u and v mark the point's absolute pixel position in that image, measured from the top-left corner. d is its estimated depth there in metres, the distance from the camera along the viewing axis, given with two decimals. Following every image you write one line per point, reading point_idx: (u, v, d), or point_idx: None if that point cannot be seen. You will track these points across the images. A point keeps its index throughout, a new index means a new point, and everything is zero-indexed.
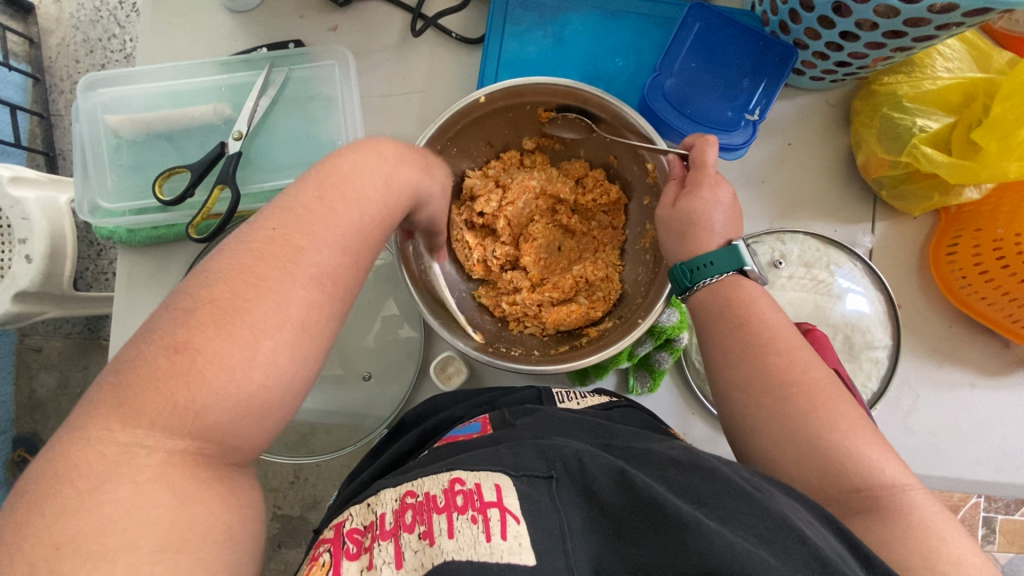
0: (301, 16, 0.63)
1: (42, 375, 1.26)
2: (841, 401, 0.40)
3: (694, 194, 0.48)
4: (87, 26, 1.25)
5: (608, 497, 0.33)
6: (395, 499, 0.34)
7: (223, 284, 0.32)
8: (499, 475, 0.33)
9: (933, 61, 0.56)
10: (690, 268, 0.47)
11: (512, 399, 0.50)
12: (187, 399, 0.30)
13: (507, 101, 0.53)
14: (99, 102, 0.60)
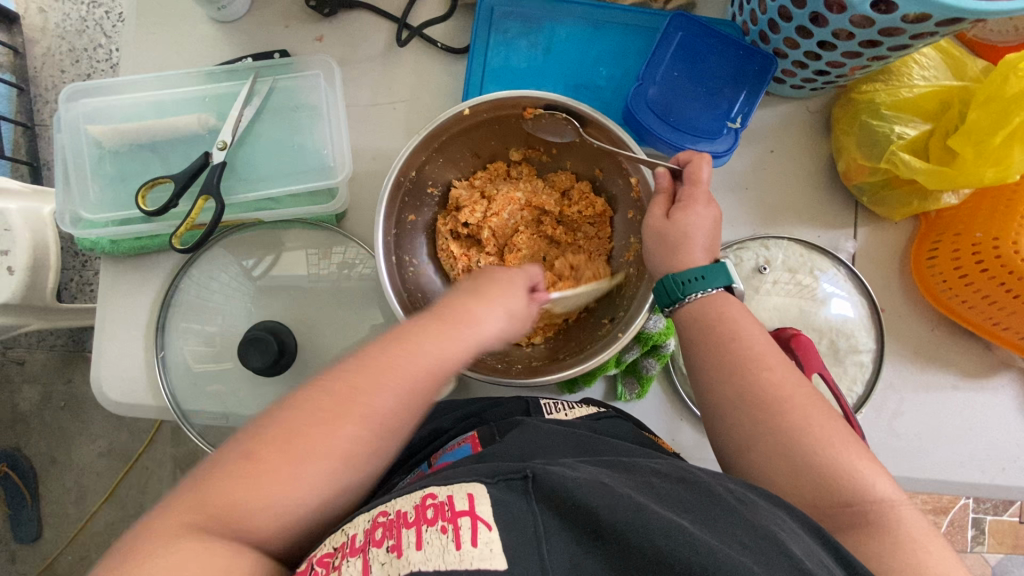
0: (287, 26, 0.63)
1: (25, 389, 1.24)
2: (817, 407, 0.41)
3: (688, 207, 0.48)
4: (73, 36, 1.24)
5: (586, 499, 0.31)
6: (367, 519, 0.32)
7: (288, 415, 0.36)
8: (473, 484, 0.32)
9: (911, 70, 0.57)
10: (682, 281, 0.46)
11: (498, 412, 0.50)
12: (245, 502, 0.33)
13: (493, 113, 0.53)
14: (82, 113, 0.59)
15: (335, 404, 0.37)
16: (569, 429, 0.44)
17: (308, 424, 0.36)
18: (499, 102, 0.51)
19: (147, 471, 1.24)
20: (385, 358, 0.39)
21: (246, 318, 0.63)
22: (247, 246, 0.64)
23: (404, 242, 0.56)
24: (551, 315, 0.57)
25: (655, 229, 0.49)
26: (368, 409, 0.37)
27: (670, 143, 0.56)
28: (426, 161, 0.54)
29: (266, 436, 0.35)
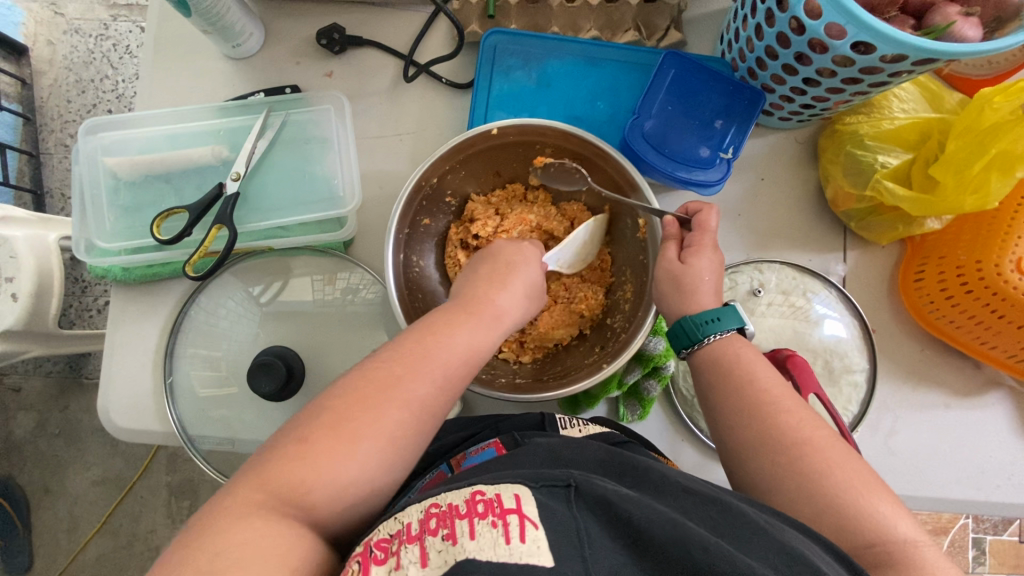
0: (298, 62, 0.66)
1: (20, 416, 1.23)
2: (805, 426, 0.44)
3: (699, 252, 0.51)
4: (80, 67, 1.28)
5: (627, 510, 0.34)
6: (421, 509, 0.34)
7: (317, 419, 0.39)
8: (518, 486, 0.34)
9: (890, 103, 0.61)
10: (698, 324, 0.48)
11: (514, 422, 0.52)
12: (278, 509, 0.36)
13: (521, 136, 0.56)
14: (100, 145, 0.61)
15: (380, 384, 0.40)
16: (586, 440, 0.46)
17: (352, 405, 0.39)
18: (528, 126, 0.54)
19: (141, 499, 1.23)
20: (421, 346, 0.43)
21: (252, 344, 0.64)
22: (255, 272, 0.65)
23: (414, 244, 0.58)
24: (544, 336, 0.60)
25: (670, 272, 0.51)
26: (414, 388, 0.40)
27: (667, 172, 0.59)
28: (450, 170, 0.56)
29: (314, 421, 0.38)
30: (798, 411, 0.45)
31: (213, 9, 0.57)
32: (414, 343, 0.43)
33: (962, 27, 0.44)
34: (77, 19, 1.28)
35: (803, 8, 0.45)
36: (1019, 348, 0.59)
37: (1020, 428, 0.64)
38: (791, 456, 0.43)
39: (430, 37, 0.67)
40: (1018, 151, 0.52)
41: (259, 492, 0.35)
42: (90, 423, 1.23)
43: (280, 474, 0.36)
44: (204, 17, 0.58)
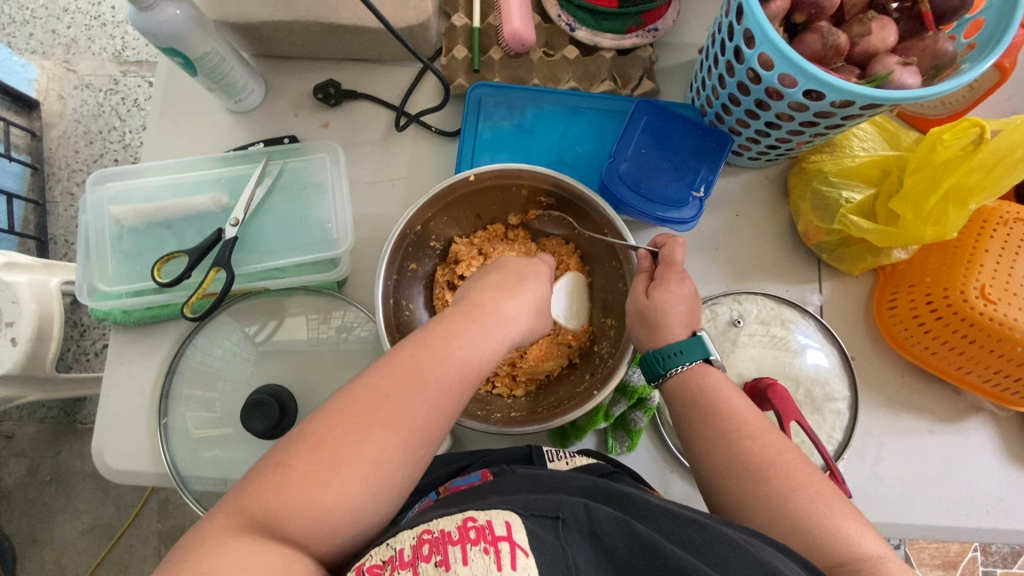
0: (296, 114, 0.71)
1: (10, 463, 1.22)
2: (780, 454, 0.45)
3: (664, 286, 0.53)
4: (89, 120, 1.34)
5: (613, 542, 0.35)
6: (413, 536, 0.36)
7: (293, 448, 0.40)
8: (508, 514, 0.35)
9: (851, 143, 0.64)
10: (661, 357, 0.51)
11: (500, 455, 0.54)
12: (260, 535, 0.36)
13: (497, 181, 0.59)
14: (106, 194, 0.65)
15: (372, 405, 0.41)
16: (573, 473, 0.48)
17: (343, 428, 0.40)
18: (503, 171, 0.58)
19: (130, 548, 1.22)
20: (416, 360, 0.43)
21: (247, 385, 0.66)
22: (251, 313, 0.67)
23: (403, 287, 0.61)
24: (535, 368, 0.63)
25: (637, 306, 0.54)
26: (408, 408, 0.41)
27: (643, 211, 0.62)
28: (433, 216, 0.60)
29: (297, 448, 0.39)
30: (776, 437, 0.46)
31: (218, 70, 0.62)
32: (405, 360, 0.43)
33: (902, 75, 0.48)
34: (88, 75, 1.36)
35: (758, 61, 0.49)
36: (992, 373, 0.61)
37: (1005, 453, 0.64)
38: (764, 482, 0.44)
39: (420, 90, 0.71)
40: (971, 184, 0.55)
41: (234, 516, 0.37)
42: (83, 469, 1.23)
43: (249, 509, 0.37)
44: (208, 76, 0.62)
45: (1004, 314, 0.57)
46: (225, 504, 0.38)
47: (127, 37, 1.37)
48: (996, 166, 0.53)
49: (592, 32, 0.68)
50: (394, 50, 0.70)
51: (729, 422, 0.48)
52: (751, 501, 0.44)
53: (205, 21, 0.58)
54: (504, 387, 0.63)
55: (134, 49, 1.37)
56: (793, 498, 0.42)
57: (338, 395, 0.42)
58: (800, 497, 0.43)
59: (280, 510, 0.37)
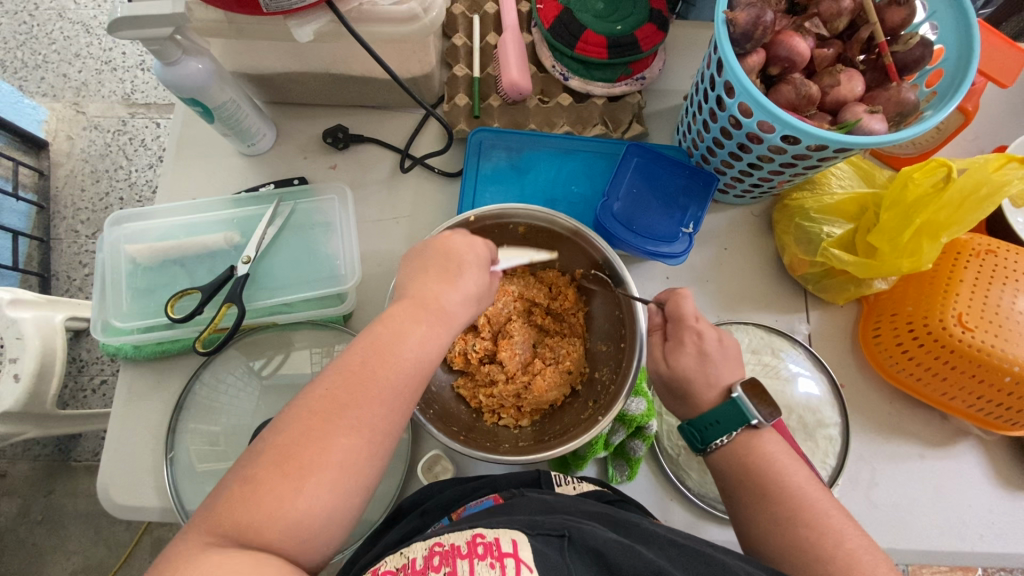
0: (305, 157, 0.75)
1: (4, 502, 1.26)
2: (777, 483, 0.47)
3: (678, 349, 0.55)
4: (97, 159, 1.39)
5: (618, 561, 0.37)
6: (425, 547, 0.39)
7: (286, 440, 0.42)
8: (515, 532, 0.39)
9: (829, 181, 0.69)
10: (699, 430, 0.52)
11: (509, 479, 0.56)
12: (251, 522, 0.39)
13: (497, 221, 0.63)
14: (122, 234, 0.67)
15: (335, 407, 0.43)
16: (580, 499, 0.50)
17: (305, 435, 0.42)
18: (501, 212, 0.62)
19: None
20: (363, 366, 0.45)
21: (252, 419, 0.67)
22: (257, 347, 0.70)
23: None
24: (539, 399, 0.64)
25: (660, 374, 0.56)
26: (372, 403, 0.44)
27: (637, 246, 0.65)
28: None
29: (284, 444, 0.42)
30: (782, 463, 0.49)
31: (233, 117, 0.66)
32: (362, 359, 0.45)
33: (870, 122, 0.52)
34: (96, 117, 1.41)
35: (738, 109, 0.54)
36: (976, 399, 0.63)
37: (993, 476, 0.66)
38: (790, 522, 0.46)
39: (424, 133, 0.75)
40: (941, 220, 0.59)
41: (214, 530, 0.39)
42: (75, 507, 1.27)
43: (237, 511, 0.40)
44: (224, 123, 0.66)
45: (983, 340, 0.60)
46: (199, 526, 0.40)
47: (136, 81, 1.43)
48: (963, 202, 0.57)
49: (583, 81, 0.73)
50: (398, 97, 0.74)
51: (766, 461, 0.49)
52: (772, 529, 0.47)
53: (223, 73, 0.62)
54: (510, 418, 0.66)
55: (143, 92, 1.43)
56: (799, 525, 0.46)
57: (288, 409, 0.44)
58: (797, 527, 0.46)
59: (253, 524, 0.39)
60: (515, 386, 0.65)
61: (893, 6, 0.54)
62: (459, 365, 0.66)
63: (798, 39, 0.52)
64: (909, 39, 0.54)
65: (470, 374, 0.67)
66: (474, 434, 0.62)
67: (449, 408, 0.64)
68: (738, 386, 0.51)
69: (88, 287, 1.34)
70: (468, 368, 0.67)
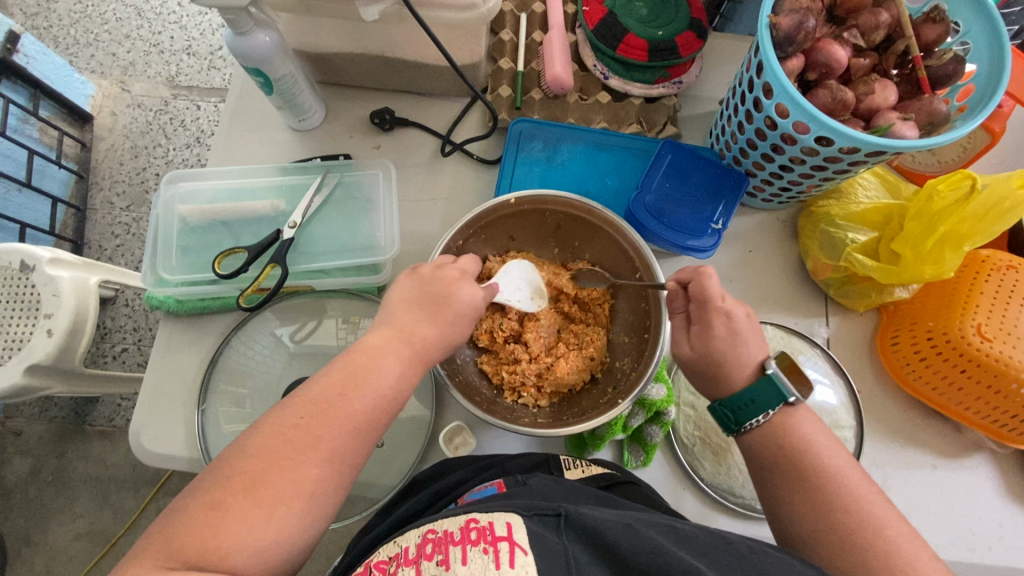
0: (351, 136, 0.78)
1: (15, 461, 1.29)
2: (823, 472, 0.49)
3: (708, 325, 0.56)
4: (137, 135, 1.44)
5: (616, 539, 0.39)
6: (418, 535, 0.41)
7: (252, 462, 0.43)
8: (510, 515, 0.40)
9: (856, 192, 0.70)
10: (736, 410, 0.54)
11: (520, 462, 0.57)
12: (212, 545, 0.39)
13: (533, 206, 0.66)
14: (177, 193, 0.71)
15: (301, 442, 0.44)
16: (586, 488, 0.52)
17: (274, 462, 0.43)
18: (538, 197, 0.65)
19: (122, 557, 1.26)
20: (341, 397, 0.47)
21: (281, 381, 0.70)
22: (293, 313, 0.72)
23: None
24: (560, 381, 0.66)
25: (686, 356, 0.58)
26: (334, 441, 0.45)
27: (666, 239, 0.67)
28: (471, 236, 0.65)
29: (229, 484, 0.42)
30: (826, 452, 0.50)
31: (291, 91, 0.69)
32: (337, 386, 0.47)
33: (902, 128, 0.54)
34: (141, 95, 1.46)
35: (775, 110, 0.56)
36: (990, 409, 0.64)
37: (1005, 491, 0.67)
38: (828, 503, 0.47)
39: (465, 121, 0.79)
40: (963, 231, 0.61)
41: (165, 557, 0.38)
42: (85, 471, 1.29)
43: (186, 540, 0.39)
44: (281, 95, 0.70)
45: (1000, 351, 0.61)
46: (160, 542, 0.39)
47: (181, 64, 1.49)
48: (986, 214, 0.59)
49: (623, 81, 0.76)
50: (445, 85, 0.78)
51: (801, 444, 0.51)
52: (807, 513, 0.48)
53: (287, 48, 0.66)
54: (530, 397, 0.66)
55: (186, 76, 1.49)
56: (842, 512, 0.47)
57: (256, 429, 0.45)
58: (850, 517, 0.46)
59: (219, 547, 0.39)
60: (537, 367, 0.66)
61: (928, 24, 0.57)
62: (484, 343, 0.68)
63: (837, 47, 0.55)
64: (943, 55, 0.57)
65: (494, 352, 0.69)
66: (496, 408, 0.63)
67: (472, 381, 0.65)
68: (773, 363, 0.54)
69: (118, 257, 1.38)
70: (492, 347, 0.68)
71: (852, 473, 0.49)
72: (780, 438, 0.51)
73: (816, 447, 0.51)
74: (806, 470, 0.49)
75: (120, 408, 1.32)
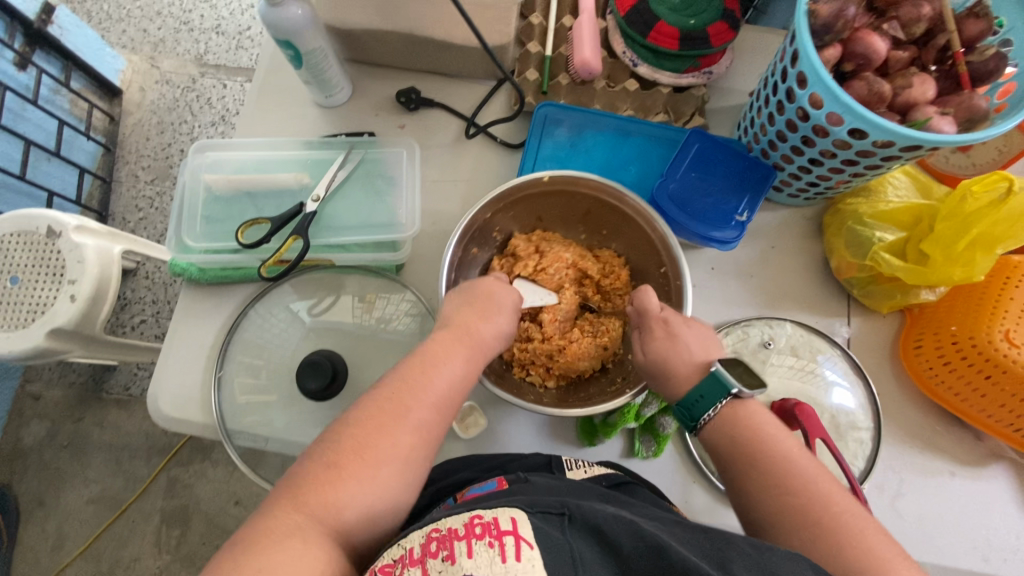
0: (376, 114, 0.78)
1: (33, 424, 1.32)
2: (785, 456, 0.48)
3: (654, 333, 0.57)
4: (164, 111, 1.46)
5: (618, 537, 0.39)
6: (422, 534, 0.40)
7: (354, 434, 0.47)
8: (514, 511, 0.39)
9: (885, 189, 0.69)
10: (689, 407, 0.53)
11: (522, 463, 0.58)
12: (331, 502, 0.43)
13: (566, 185, 0.65)
14: (203, 162, 0.72)
15: (390, 415, 0.48)
16: (588, 487, 0.51)
17: (369, 432, 0.47)
18: (572, 178, 0.64)
19: (132, 523, 1.29)
20: (418, 378, 0.51)
21: (295, 353, 0.70)
22: (311, 288, 0.73)
23: (463, 267, 0.67)
24: (570, 365, 0.66)
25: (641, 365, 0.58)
26: (419, 413, 0.49)
27: (686, 227, 0.67)
28: (497, 211, 0.65)
29: (337, 450, 0.46)
30: (778, 437, 0.49)
31: (319, 65, 0.70)
32: (411, 373, 0.51)
33: (939, 123, 0.54)
34: (169, 72, 1.48)
35: (807, 100, 0.55)
36: (1014, 417, 0.63)
37: None
38: (785, 484, 0.47)
39: (490, 104, 0.79)
40: (997, 233, 0.59)
41: (292, 514, 0.42)
42: (100, 437, 1.32)
43: (309, 497, 0.43)
44: (310, 70, 0.70)
45: None
46: (279, 507, 0.42)
47: (210, 43, 1.50)
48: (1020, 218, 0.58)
49: (652, 69, 0.75)
50: (472, 67, 0.77)
51: (760, 450, 0.49)
52: (768, 497, 0.47)
53: (319, 21, 0.66)
54: (538, 376, 0.67)
55: (214, 54, 1.50)
56: (799, 494, 0.46)
57: (353, 411, 0.49)
58: (807, 497, 0.46)
59: (335, 504, 0.43)
60: (548, 348, 0.66)
61: (971, 19, 0.56)
62: None
63: (876, 37, 0.54)
64: (985, 50, 0.56)
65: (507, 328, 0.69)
66: (503, 381, 0.64)
67: None
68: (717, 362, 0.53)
69: (140, 229, 1.40)
70: None
71: (826, 481, 0.47)
72: (734, 424, 0.50)
73: (775, 432, 0.50)
74: (766, 457, 0.48)
75: (136, 377, 1.34)
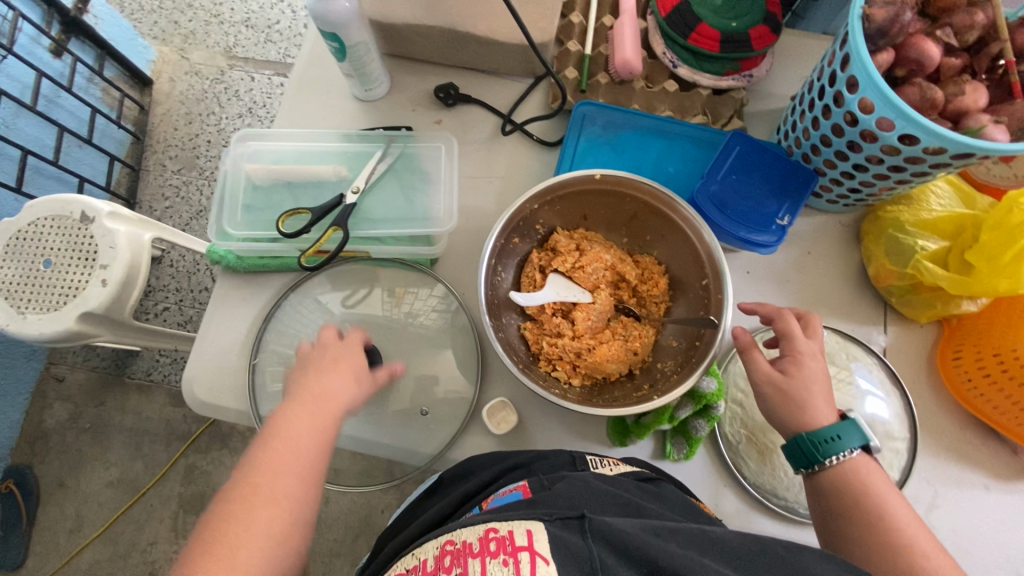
0: (413, 109, 0.79)
1: (55, 406, 1.34)
2: (895, 521, 0.48)
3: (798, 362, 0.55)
4: (192, 102, 1.48)
5: (643, 546, 0.38)
6: (436, 546, 0.41)
7: (210, 530, 0.46)
8: (531, 522, 0.39)
9: (928, 198, 0.68)
10: (819, 443, 0.51)
11: (546, 463, 0.56)
12: None
13: (616, 186, 0.66)
14: (244, 151, 0.72)
15: (244, 499, 0.47)
16: (614, 489, 0.49)
17: (226, 525, 0.46)
18: (624, 179, 0.64)
19: (149, 508, 1.30)
20: (270, 452, 0.50)
21: None
22: (346, 279, 0.73)
23: (503, 256, 0.67)
24: (597, 365, 0.65)
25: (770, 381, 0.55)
26: (279, 486, 0.49)
27: (722, 228, 0.66)
28: (541, 204, 0.66)
29: (195, 553, 0.44)
30: (894, 503, 0.49)
31: (361, 59, 0.70)
32: (265, 450, 0.51)
33: (993, 131, 0.53)
34: (199, 64, 1.50)
35: (857, 104, 0.55)
36: None
37: None
38: (896, 550, 0.47)
39: (527, 102, 0.79)
40: None
41: None
42: (120, 422, 1.34)
43: None
44: (351, 63, 0.71)
45: None
46: None
47: (240, 36, 1.52)
48: None
49: (692, 71, 0.75)
50: (510, 64, 0.78)
51: (874, 498, 0.49)
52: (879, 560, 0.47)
53: (363, 15, 0.66)
54: (563, 372, 0.66)
55: (243, 47, 1.52)
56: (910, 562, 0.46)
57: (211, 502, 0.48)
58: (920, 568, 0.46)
59: None
60: (578, 344, 0.66)
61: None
62: (531, 312, 0.68)
63: (930, 43, 0.54)
64: None
65: (538, 321, 0.69)
66: (529, 371, 0.64)
67: (513, 347, 0.65)
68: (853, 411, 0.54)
69: (166, 218, 1.42)
70: (538, 316, 0.68)
71: (935, 552, 0.47)
72: (851, 481, 0.51)
73: (889, 496, 0.50)
74: (879, 519, 0.48)
75: (157, 363, 1.35)
